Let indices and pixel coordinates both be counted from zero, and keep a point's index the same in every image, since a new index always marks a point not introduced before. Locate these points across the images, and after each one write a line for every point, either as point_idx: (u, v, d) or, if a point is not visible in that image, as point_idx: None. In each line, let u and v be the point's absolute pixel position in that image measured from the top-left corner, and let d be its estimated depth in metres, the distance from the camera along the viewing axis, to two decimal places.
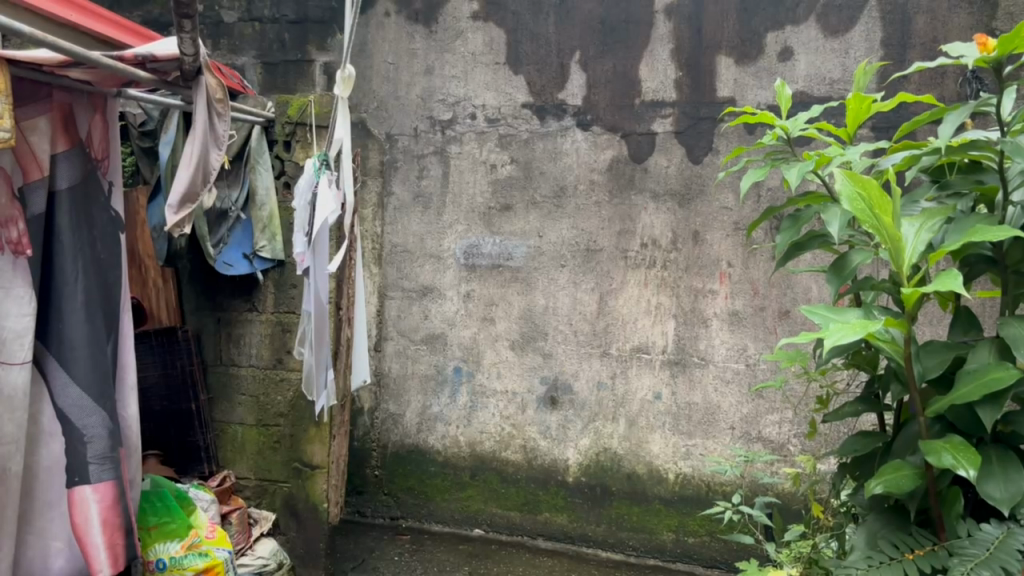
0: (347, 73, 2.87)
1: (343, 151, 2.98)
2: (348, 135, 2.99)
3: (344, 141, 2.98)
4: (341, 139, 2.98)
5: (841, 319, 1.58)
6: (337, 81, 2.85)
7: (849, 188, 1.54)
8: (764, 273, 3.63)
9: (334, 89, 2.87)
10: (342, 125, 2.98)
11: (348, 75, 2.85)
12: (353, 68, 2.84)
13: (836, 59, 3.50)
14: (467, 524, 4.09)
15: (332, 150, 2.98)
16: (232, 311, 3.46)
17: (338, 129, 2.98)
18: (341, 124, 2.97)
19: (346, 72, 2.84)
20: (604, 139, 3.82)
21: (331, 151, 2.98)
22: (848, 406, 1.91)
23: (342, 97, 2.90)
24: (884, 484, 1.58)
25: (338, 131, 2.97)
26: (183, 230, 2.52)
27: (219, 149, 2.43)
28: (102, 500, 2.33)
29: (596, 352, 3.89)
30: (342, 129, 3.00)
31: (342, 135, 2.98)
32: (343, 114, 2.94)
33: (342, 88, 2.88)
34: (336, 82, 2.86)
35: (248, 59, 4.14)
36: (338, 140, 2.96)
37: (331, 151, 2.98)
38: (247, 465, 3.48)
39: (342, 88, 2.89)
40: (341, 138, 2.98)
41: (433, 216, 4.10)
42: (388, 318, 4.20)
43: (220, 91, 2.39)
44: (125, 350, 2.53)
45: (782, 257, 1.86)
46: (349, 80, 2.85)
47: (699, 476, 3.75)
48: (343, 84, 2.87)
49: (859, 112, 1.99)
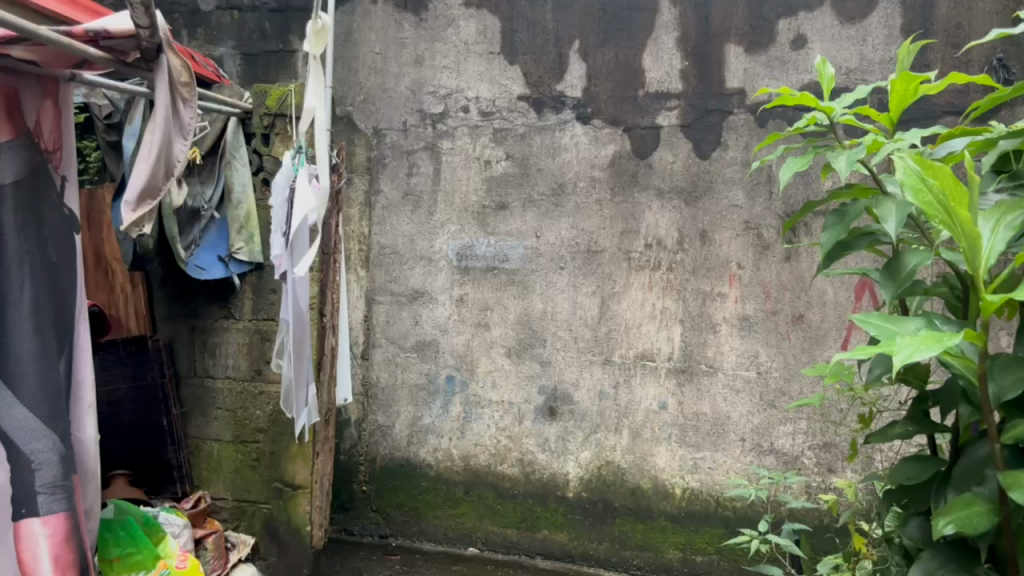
0: (319, 27, 2.66)
1: (315, 125, 2.74)
2: (320, 107, 2.75)
3: (316, 111, 2.74)
4: (313, 109, 2.73)
5: (902, 330, 1.37)
6: (309, 36, 2.63)
7: (914, 176, 1.33)
8: (778, 274, 3.42)
9: (304, 46, 2.65)
10: (313, 94, 2.73)
11: (320, 29, 2.64)
12: (328, 21, 2.64)
13: (853, 47, 3.29)
14: (461, 542, 3.85)
15: (304, 123, 2.72)
16: (207, 318, 3.18)
17: (309, 97, 2.72)
18: (310, 91, 2.72)
19: (319, 25, 2.63)
20: (605, 133, 3.60)
21: (302, 124, 2.72)
22: (898, 426, 1.68)
23: (312, 54, 2.67)
24: (956, 523, 1.35)
25: (310, 100, 2.71)
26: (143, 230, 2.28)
27: (186, 140, 2.16)
28: (53, 534, 2.06)
29: (598, 360, 3.66)
30: (313, 98, 2.74)
31: (314, 104, 2.73)
32: (314, 78, 2.70)
33: (313, 44, 2.67)
34: (306, 37, 2.64)
35: (227, 50, 3.90)
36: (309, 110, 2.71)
37: (304, 126, 2.72)
38: (224, 484, 3.20)
39: (313, 46, 2.66)
40: (312, 108, 2.73)
41: (423, 215, 3.86)
42: (376, 323, 3.95)
43: (185, 74, 2.12)
44: (83, 365, 2.21)
45: (827, 257, 1.63)
46: (322, 34, 2.64)
47: (707, 491, 3.53)
48: (315, 39, 2.65)
49: (904, 96, 1.76)
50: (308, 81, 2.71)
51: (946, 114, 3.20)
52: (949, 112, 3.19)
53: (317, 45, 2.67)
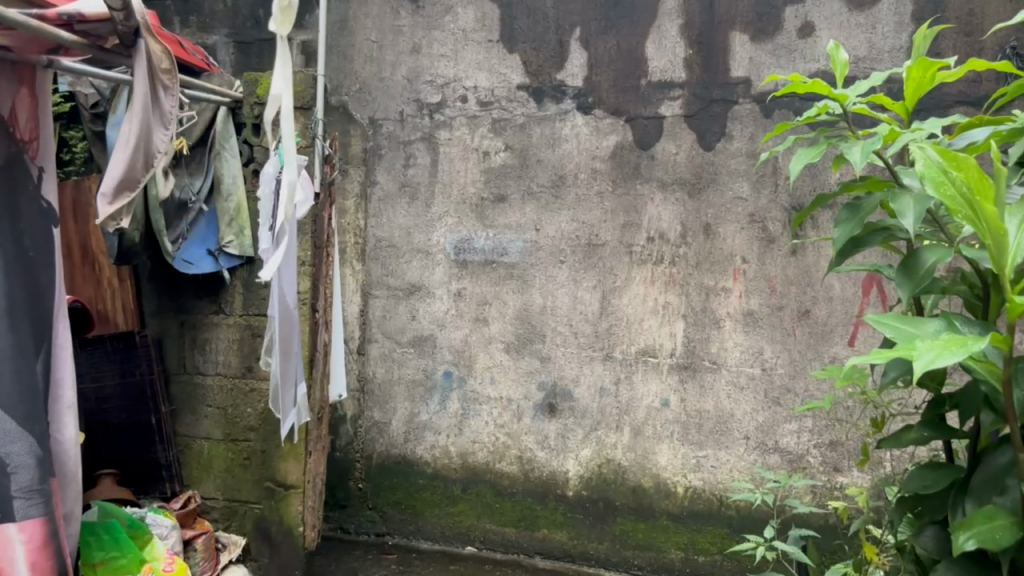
0: (286, 5, 2.53)
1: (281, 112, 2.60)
2: (287, 93, 2.60)
3: (282, 98, 2.59)
4: (279, 95, 2.59)
5: (922, 333, 1.28)
6: (274, 15, 2.51)
7: (934, 168, 1.24)
8: (784, 268, 3.33)
9: (269, 25, 2.53)
10: (280, 78, 2.59)
11: (286, 7, 2.50)
12: None
13: (862, 35, 3.19)
14: (458, 541, 3.78)
15: (269, 110, 2.62)
16: (197, 314, 3.10)
17: (275, 82, 2.59)
18: (277, 76, 2.60)
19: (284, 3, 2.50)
20: (607, 124, 3.50)
21: (268, 111, 2.63)
22: (913, 431, 1.59)
23: (280, 34, 2.55)
24: (978, 539, 1.26)
25: (275, 85, 2.58)
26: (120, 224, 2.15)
27: (167, 130, 2.08)
28: (30, 541, 1.98)
29: (598, 355, 3.58)
30: (281, 82, 2.60)
31: (280, 90, 2.59)
32: (279, 61, 2.56)
33: (280, 22, 2.54)
34: (273, 16, 2.52)
35: (220, 39, 3.80)
36: (276, 96, 2.59)
37: (270, 114, 2.63)
38: (214, 484, 3.13)
39: (279, 26, 2.54)
40: (278, 94, 2.59)
41: (421, 207, 3.77)
42: (373, 318, 3.87)
43: (167, 60, 2.01)
44: (62, 363, 2.13)
45: (839, 253, 1.54)
46: (288, 12, 2.51)
47: (710, 489, 3.45)
48: (281, 17, 2.52)
49: (920, 84, 1.65)
50: (274, 64, 2.58)
51: (957, 104, 3.10)
52: (961, 102, 3.09)
53: (283, 24, 2.54)
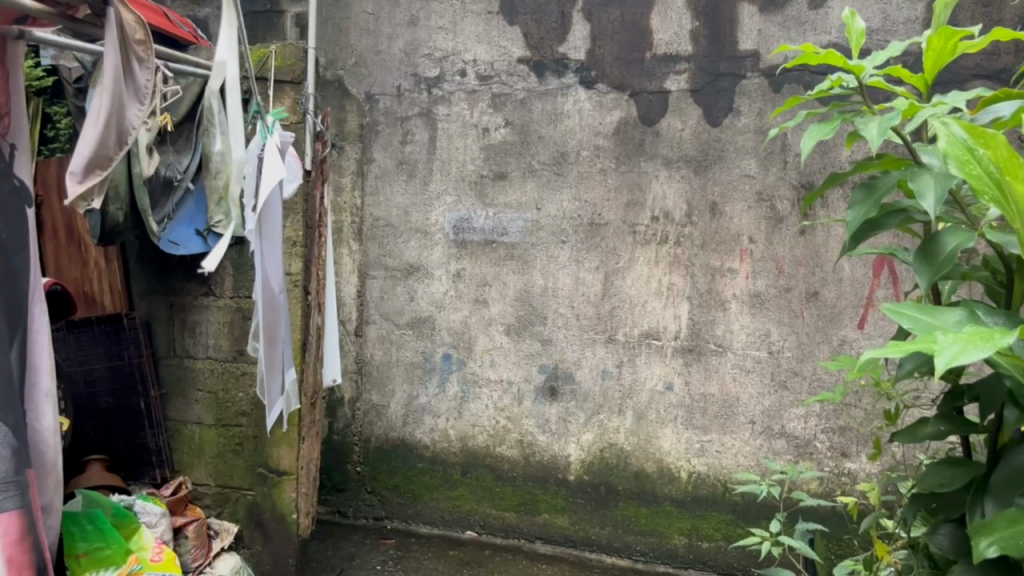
0: None
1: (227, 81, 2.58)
2: (233, 60, 2.58)
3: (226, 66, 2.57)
4: (224, 63, 2.57)
5: (935, 322, 1.19)
6: None
7: (956, 147, 1.14)
8: (792, 249, 3.22)
9: None
10: (227, 46, 2.57)
11: None
12: None
13: (876, 5, 3.04)
14: (458, 525, 3.73)
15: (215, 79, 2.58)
16: (186, 296, 3.04)
17: (222, 50, 2.57)
18: (224, 45, 2.56)
19: None
20: (610, 99, 3.37)
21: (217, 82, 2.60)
22: (929, 426, 1.49)
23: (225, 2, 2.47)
24: (1001, 544, 1.16)
25: (221, 52, 2.56)
26: (91, 206, 2.04)
27: (141, 105, 2.00)
28: (6, 535, 1.89)
29: (601, 337, 3.48)
30: (228, 51, 2.58)
31: (225, 57, 2.57)
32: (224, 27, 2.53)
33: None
34: None
35: (212, 11, 3.67)
36: (220, 63, 2.56)
37: (215, 84, 2.59)
38: (206, 470, 3.08)
39: None
40: (223, 63, 2.57)
41: (418, 185, 3.66)
42: (370, 299, 3.79)
43: (141, 32, 1.95)
44: (38, 350, 2.06)
45: (853, 236, 1.43)
46: None
47: (714, 474, 3.38)
48: None
49: (941, 54, 1.52)
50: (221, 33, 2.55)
51: (975, 78, 2.96)
52: (978, 76, 2.96)
53: None
